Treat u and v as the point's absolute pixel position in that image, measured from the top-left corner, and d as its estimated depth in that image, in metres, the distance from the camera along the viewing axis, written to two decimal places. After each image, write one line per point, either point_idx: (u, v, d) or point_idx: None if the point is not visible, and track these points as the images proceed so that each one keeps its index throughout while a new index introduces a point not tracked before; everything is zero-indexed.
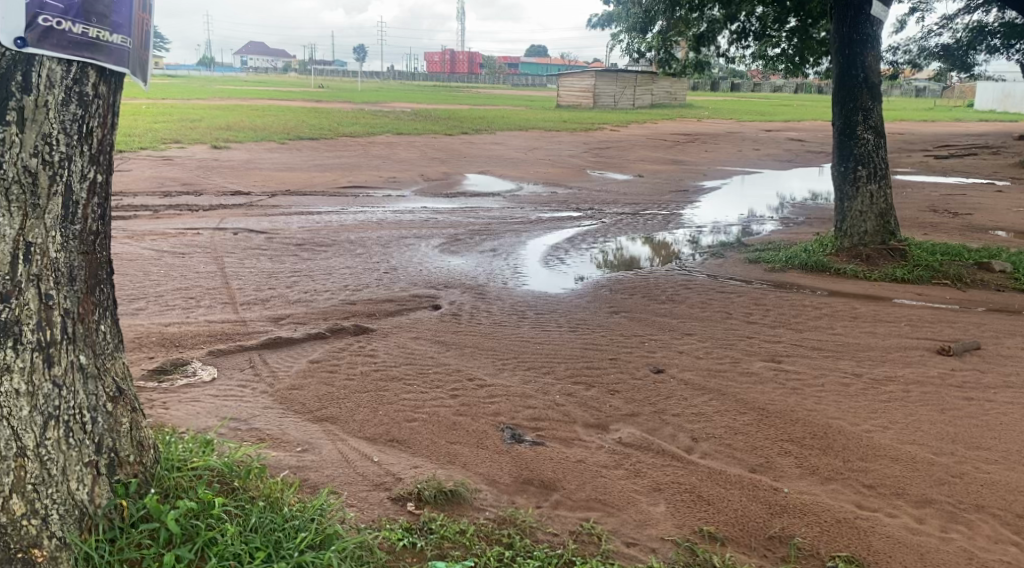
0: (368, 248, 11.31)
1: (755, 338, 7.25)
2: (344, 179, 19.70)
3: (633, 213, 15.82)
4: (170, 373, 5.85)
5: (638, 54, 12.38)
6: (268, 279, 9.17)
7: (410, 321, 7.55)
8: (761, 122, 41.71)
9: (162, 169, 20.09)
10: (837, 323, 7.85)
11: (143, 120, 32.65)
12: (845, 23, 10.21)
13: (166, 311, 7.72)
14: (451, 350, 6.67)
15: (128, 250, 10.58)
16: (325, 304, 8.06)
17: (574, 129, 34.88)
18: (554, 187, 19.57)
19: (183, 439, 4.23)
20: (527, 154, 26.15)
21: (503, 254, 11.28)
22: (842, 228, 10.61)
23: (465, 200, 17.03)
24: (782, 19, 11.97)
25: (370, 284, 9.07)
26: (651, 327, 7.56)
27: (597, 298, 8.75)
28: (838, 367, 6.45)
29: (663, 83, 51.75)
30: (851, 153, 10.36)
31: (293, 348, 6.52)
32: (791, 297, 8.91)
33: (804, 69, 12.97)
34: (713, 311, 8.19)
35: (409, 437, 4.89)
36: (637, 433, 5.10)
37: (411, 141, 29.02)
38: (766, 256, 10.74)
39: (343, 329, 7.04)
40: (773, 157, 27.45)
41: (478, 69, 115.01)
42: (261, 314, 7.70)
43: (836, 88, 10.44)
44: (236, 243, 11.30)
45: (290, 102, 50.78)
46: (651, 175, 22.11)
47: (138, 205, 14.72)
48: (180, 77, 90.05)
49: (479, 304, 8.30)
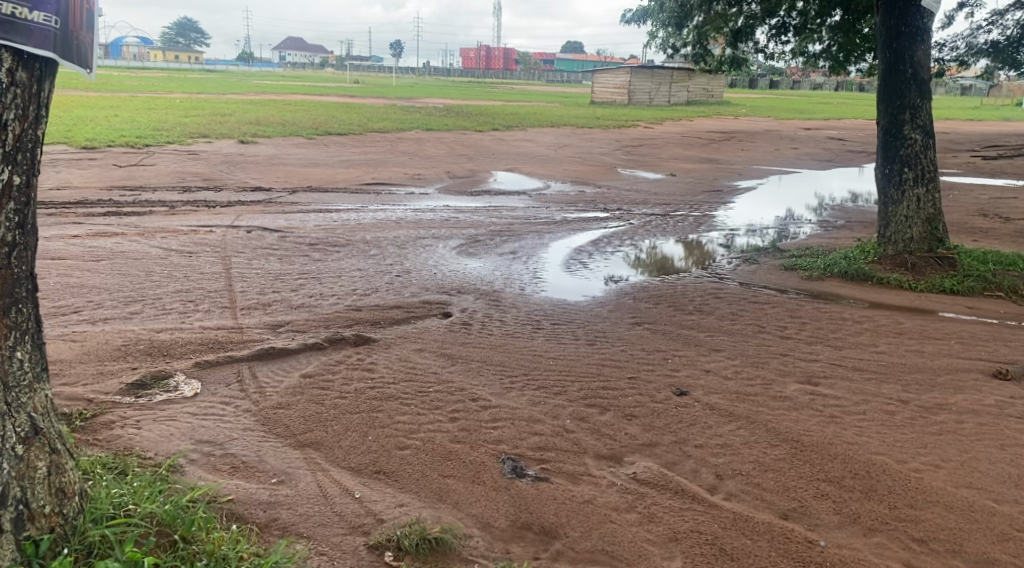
0: (382, 249, 10.85)
1: (790, 355, 6.65)
2: (368, 175, 19.30)
3: (663, 214, 15.20)
4: (150, 387, 5.42)
5: (672, 51, 11.76)
6: (274, 281, 8.74)
7: (416, 331, 7.05)
8: (800, 120, 40.66)
9: (185, 163, 19.87)
10: (880, 340, 7.22)
11: (173, 114, 32.66)
12: (892, 15, 9.50)
13: (161, 316, 7.32)
14: (457, 365, 6.16)
15: (136, 248, 10.23)
16: (328, 310, 7.60)
17: (608, 125, 34.27)
18: (582, 185, 19.01)
19: (136, 477, 3.82)
20: (557, 151, 25.63)
21: (524, 257, 10.76)
22: (886, 234, 9.93)
23: (489, 198, 16.57)
24: (826, 13, 11.24)
25: (379, 289, 8.60)
26: (676, 342, 6.97)
27: (620, 307, 8.18)
28: (882, 392, 5.84)
29: (700, 79, 50.74)
30: (896, 154, 9.68)
31: (286, 361, 6.06)
32: (829, 308, 8.28)
33: (847, 66, 12.26)
34: (743, 324, 7.59)
35: (398, 469, 4.39)
36: (655, 467, 4.55)
37: (439, 137, 28.58)
38: (803, 263, 10.09)
39: (341, 339, 6.56)
40: (812, 156, 26.58)
41: (513, 65, 114.83)
42: (260, 320, 7.26)
43: (882, 84, 9.76)
44: (246, 242, 10.90)
45: (324, 96, 50.77)
46: (684, 174, 21.45)
47: (155, 201, 14.43)
48: (217, 72, 90.59)
49: (492, 313, 7.79)
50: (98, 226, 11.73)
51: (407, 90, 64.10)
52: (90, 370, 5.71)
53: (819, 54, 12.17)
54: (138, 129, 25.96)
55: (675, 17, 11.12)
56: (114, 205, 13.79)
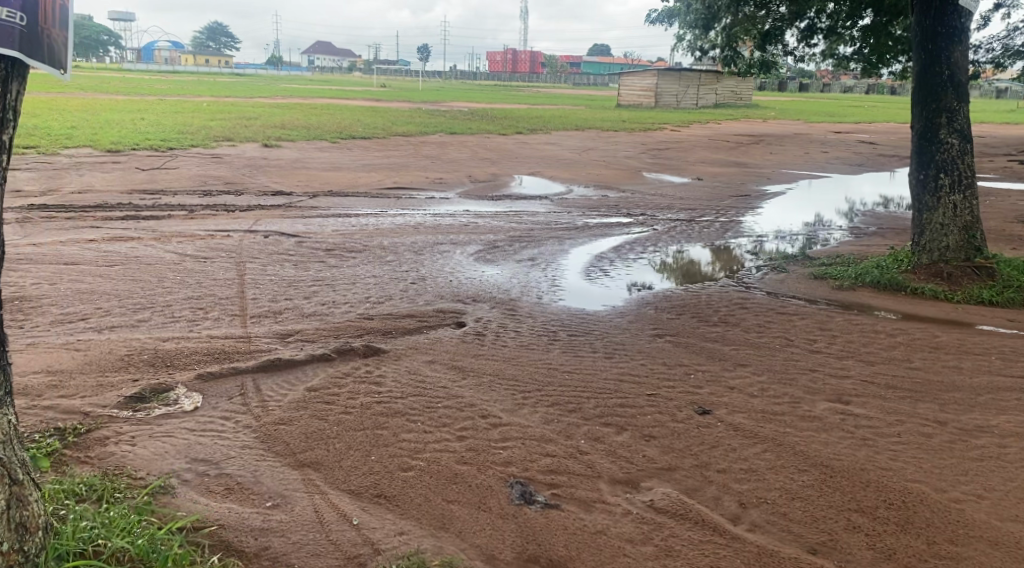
0: (399, 255, 10.65)
1: (820, 371, 6.33)
2: (391, 180, 19.15)
3: (688, 220, 14.86)
4: (149, 401, 5.23)
5: (700, 53, 11.40)
6: (286, 288, 8.56)
7: (428, 341, 6.82)
8: (831, 123, 40.03)
9: (208, 167, 19.85)
10: (915, 355, 6.87)
11: (201, 117, 32.81)
12: (928, 15, 9.13)
13: (169, 323, 7.14)
14: (468, 379, 5.91)
15: (151, 254, 10.12)
16: (339, 319, 7.40)
17: (634, 129, 33.94)
18: (606, 190, 18.74)
19: (114, 506, 3.69)
20: (582, 155, 25.37)
21: (543, 264, 10.50)
22: (920, 243, 9.54)
23: (510, 203, 16.35)
24: (856, 14, 10.86)
25: (392, 296, 8.39)
26: (699, 356, 6.67)
27: (640, 318, 7.89)
28: (918, 412, 5.52)
29: (729, 81, 50.09)
30: (931, 159, 9.29)
31: (292, 373, 5.85)
32: (860, 321, 7.93)
33: (878, 69, 11.88)
34: (771, 337, 7.26)
35: (400, 493, 4.15)
36: (674, 494, 4.27)
37: (463, 141, 28.43)
38: (833, 271, 9.73)
39: (350, 350, 6.34)
40: (842, 160, 26.06)
41: (540, 70, 114.97)
42: (269, 329, 7.07)
43: (917, 87, 9.39)
44: (262, 247, 10.76)
45: (350, 100, 50.90)
46: (711, 178, 21.09)
47: (174, 205, 14.36)
48: (246, 76, 91.15)
49: (508, 323, 7.54)
50: (115, 230, 11.65)
51: (433, 93, 64.15)
52: (90, 381, 5.53)
53: (851, 56, 11.79)
54: (164, 133, 26.07)
55: (703, 20, 10.81)
56: (133, 208, 13.73)
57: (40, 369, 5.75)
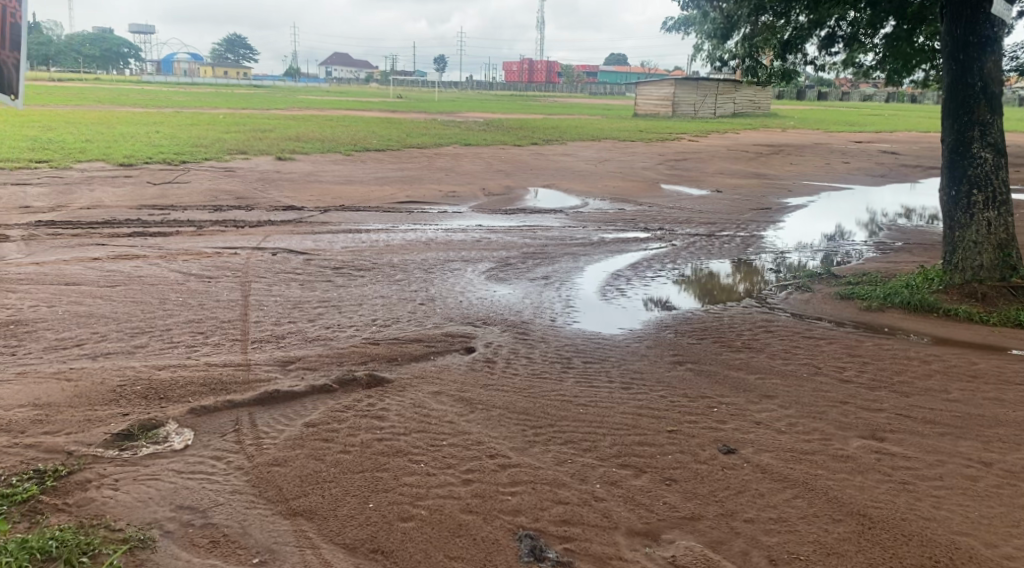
0: (409, 273, 10.35)
1: (851, 405, 5.95)
2: (404, 193, 18.89)
3: (708, 235, 14.46)
4: (138, 438, 4.91)
5: (719, 64, 11.07)
6: (291, 309, 8.27)
7: (436, 369, 6.49)
8: (851, 132, 39.45)
9: (221, 181, 19.68)
10: (952, 384, 6.47)
11: (215, 130, 32.75)
12: (958, 24, 8.75)
13: (167, 350, 6.86)
14: (476, 412, 5.58)
15: (155, 273, 9.87)
16: (343, 345, 7.08)
17: (650, 139, 33.57)
18: (622, 203, 18.40)
19: None
20: (598, 166, 25.03)
21: (557, 283, 10.16)
22: (951, 261, 9.12)
23: (525, 217, 16.05)
24: (878, 23, 10.44)
25: (400, 319, 8.08)
26: (722, 388, 6.29)
27: (659, 343, 7.52)
28: (960, 451, 5.14)
29: (746, 90, 49.59)
30: (963, 174, 8.89)
31: (290, 406, 5.53)
32: (891, 345, 7.53)
33: (901, 77, 11.47)
34: (797, 365, 6.88)
35: (400, 549, 3.86)
36: (697, 550, 3.94)
37: (477, 153, 28.18)
38: (860, 291, 9.32)
39: (352, 380, 6.02)
40: (864, 171, 25.55)
41: (555, 81, 115.04)
42: (270, 355, 6.76)
43: (946, 99, 9.00)
44: (269, 266, 10.50)
45: (365, 111, 50.84)
46: (731, 190, 20.67)
47: (184, 220, 14.16)
48: (265, 88, 91.55)
49: (519, 348, 7.20)
50: (121, 248, 11.43)
51: (448, 105, 64.09)
52: (77, 416, 5.23)
53: (874, 64, 11.42)
54: (178, 146, 25.96)
55: (721, 30, 10.40)
56: (141, 225, 13.52)
57: (27, 402, 5.47)
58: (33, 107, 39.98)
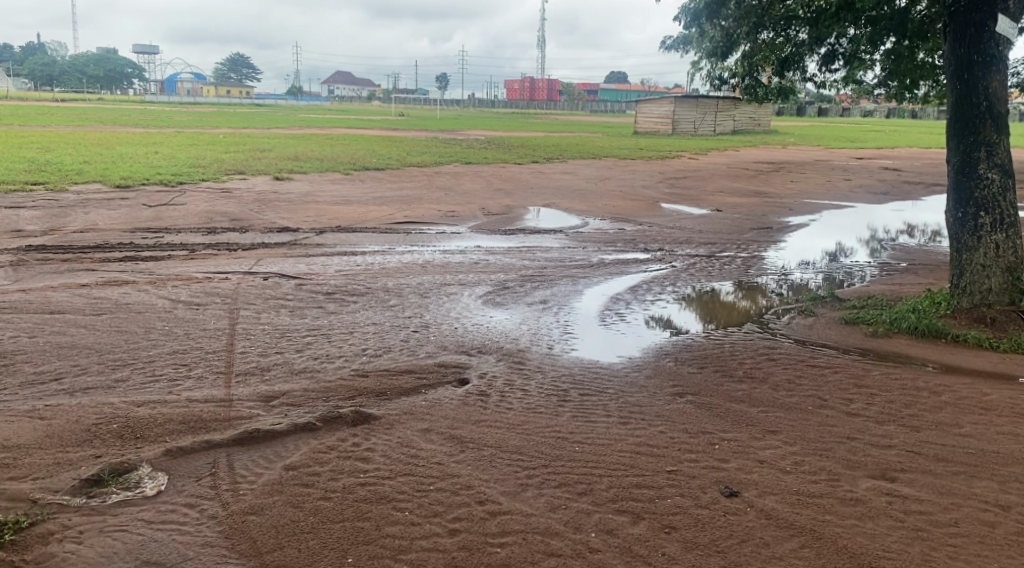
0: (403, 298, 10.10)
1: (859, 441, 5.72)
2: (402, 213, 18.68)
3: (708, 256, 14.22)
4: (108, 484, 4.64)
5: (719, 82, 10.92)
6: (279, 339, 8.01)
7: (426, 404, 6.23)
8: (852, 149, 39.27)
9: (217, 202, 19.49)
10: (964, 417, 6.21)
11: (214, 149, 32.64)
12: (962, 42, 8.55)
13: (148, 383, 6.59)
14: (465, 452, 5.33)
15: (142, 300, 9.64)
16: (331, 378, 6.82)
17: (650, 156, 33.44)
18: (622, 222, 18.19)
19: None
20: (598, 184, 24.85)
21: (555, 308, 9.90)
22: (959, 284, 8.87)
23: (523, 238, 15.84)
24: (879, 40, 10.23)
25: (391, 349, 7.83)
26: (724, 422, 6.04)
27: (659, 373, 7.25)
28: (973, 494, 4.93)
29: (747, 107, 49.48)
30: (969, 196, 8.67)
31: (271, 446, 5.27)
32: (899, 375, 7.28)
33: (903, 93, 11.27)
34: (803, 397, 6.61)
35: None
36: None
37: (477, 171, 28.02)
38: (865, 315, 9.07)
39: (338, 418, 5.76)
40: (867, 188, 25.32)
41: (556, 99, 115.36)
42: (254, 390, 6.50)
43: (951, 118, 8.78)
44: (260, 291, 10.27)
45: (365, 129, 50.72)
46: (732, 209, 20.45)
47: (176, 244, 13.94)
48: (267, 107, 91.72)
49: (514, 380, 6.93)
50: (110, 273, 11.20)
51: (449, 123, 64.11)
52: (45, 459, 4.97)
53: (874, 82, 11.24)
54: (175, 167, 25.82)
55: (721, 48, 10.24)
56: (133, 248, 13.30)
57: None
58: (33, 128, 39.90)
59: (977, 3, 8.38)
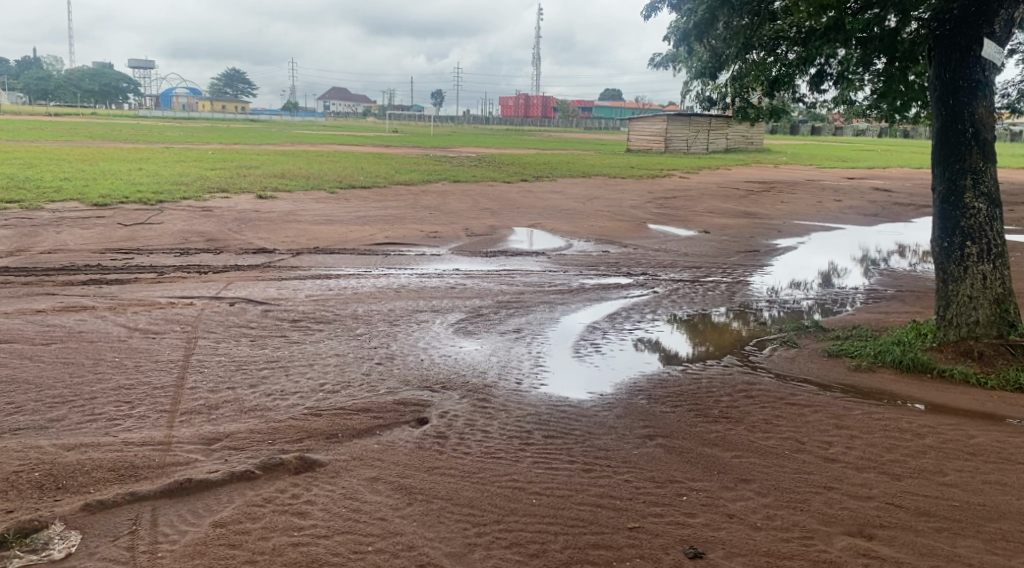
0: (371, 327, 9.71)
1: (834, 491, 5.37)
2: (383, 234, 18.30)
3: (692, 280, 13.87)
4: (11, 546, 4.34)
5: (709, 103, 10.68)
6: (233, 373, 7.61)
7: (378, 447, 5.84)
8: (844, 169, 39.07)
9: (195, 221, 19.10)
10: (949, 463, 5.86)
11: (200, 166, 32.21)
12: (947, 66, 8.31)
13: (84, 421, 6.23)
14: (413, 505, 4.96)
15: (97, 327, 9.24)
16: (281, 418, 6.43)
17: (640, 175, 33.13)
18: (607, 244, 17.87)
19: None
20: (586, 204, 24.56)
21: (528, 338, 9.52)
22: (944, 316, 8.53)
23: (504, 260, 15.50)
24: (868, 61, 9.90)
25: (350, 384, 7.43)
26: (694, 468, 5.68)
27: (630, 412, 6.86)
28: (952, 559, 4.62)
29: (739, 126, 49.38)
30: (955, 225, 8.36)
31: (202, 498, 4.91)
32: (883, 414, 6.93)
33: (897, 112, 10.92)
34: (779, 440, 6.25)
35: None
36: None
37: (465, 190, 27.71)
38: (850, 347, 8.74)
39: (279, 465, 5.39)
40: (858, 209, 25.06)
41: (549, 115, 115.53)
42: (196, 431, 6.11)
43: (936, 145, 8.50)
44: (223, 319, 9.88)
45: (356, 146, 50.39)
46: (720, 230, 20.15)
47: (145, 266, 13.54)
48: (262, 123, 91.42)
49: (476, 419, 6.54)
50: (70, 298, 10.81)
51: (441, 140, 63.80)
52: None
53: (866, 103, 10.96)
54: (158, 184, 25.43)
55: (710, 67, 10.02)
56: (100, 271, 12.91)
57: None
58: (22, 144, 39.46)
59: (963, 28, 8.16)
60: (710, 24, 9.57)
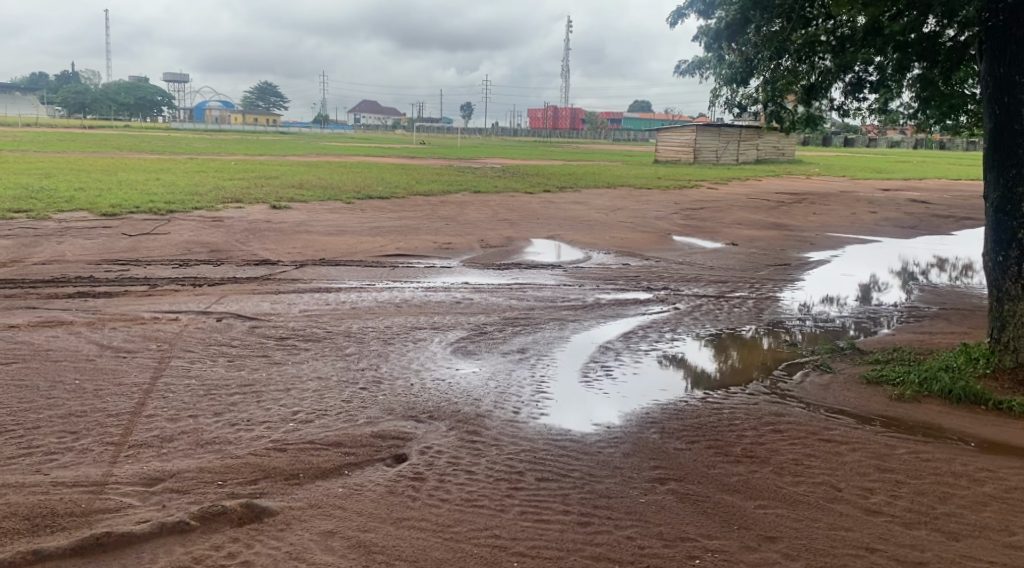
0: (362, 346, 8.92)
1: (876, 553, 4.51)
2: (394, 245, 17.59)
3: (717, 296, 12.91)
4: None
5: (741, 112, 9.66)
6: (200, 399, 6.85)
7: (343, 492, 5.04)
8: (880, 180, 37.77)
9: (202, 232, 18.51)
10: (1013, 519, 4.95)
11: (217, 176, 31.82)
12: (1001, 60, 7.36)
13: (18, 455, 5.52)
14: None
15: (65, 345, 8.56)
16: (239, 453, 5.65)
17: (668, 186, 32.16)
18: (628, 257, 16.95)
19: None
20: (609, 215, 23.67)
21: (532, 359, 8.67)
22: (1000, 339, 7.57)
23: (518, 273, 14.65)
24: (906, 68, 8.87)
25: (327, 413, 6.62)
26: (710, 520, 4.83)
27: (639, 450, 5.98)
28: None
29: (770, 137, 48.20)
30: (1012, 236, 7.39)
31: (118, 559, 4.17)
32: (933, 453, 6.00)
33: (942, 120, 9.85)
34: (812, 485, 5.35)
35: None
36: None
37: (485, 200, 26.96)
38: (891, 374, 7.78)
39: (222, 513, 4.62)
40: (896, 221, 23.90)
41: (577, 127, 114.80)
42: (140, 468, 5.36)
43: (988, 147, 7.57)
44: (205, 336, 9.16)
45: (382, 157, 49.91)
46: (748, 243, 19.15)
47: (139, 278, 12.90)
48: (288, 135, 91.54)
49: (462, 457, 5.71)
50: (50, 313, 10.16)
51: (468, 149, 63.30)
52: None
53: (905, 112, 9.85)
54: (171, 194, 24.95)
55: (740, 74, 9.06)
56: (90, 283, 12.28)
57: None
58: (45, 155, 39.30)
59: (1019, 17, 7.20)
60: (742, 26, 8.68)
